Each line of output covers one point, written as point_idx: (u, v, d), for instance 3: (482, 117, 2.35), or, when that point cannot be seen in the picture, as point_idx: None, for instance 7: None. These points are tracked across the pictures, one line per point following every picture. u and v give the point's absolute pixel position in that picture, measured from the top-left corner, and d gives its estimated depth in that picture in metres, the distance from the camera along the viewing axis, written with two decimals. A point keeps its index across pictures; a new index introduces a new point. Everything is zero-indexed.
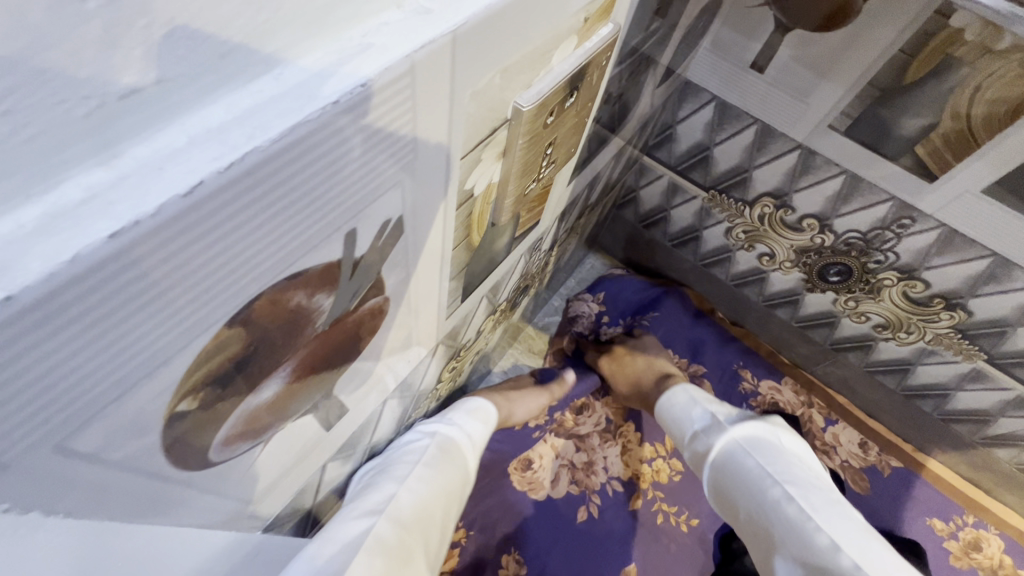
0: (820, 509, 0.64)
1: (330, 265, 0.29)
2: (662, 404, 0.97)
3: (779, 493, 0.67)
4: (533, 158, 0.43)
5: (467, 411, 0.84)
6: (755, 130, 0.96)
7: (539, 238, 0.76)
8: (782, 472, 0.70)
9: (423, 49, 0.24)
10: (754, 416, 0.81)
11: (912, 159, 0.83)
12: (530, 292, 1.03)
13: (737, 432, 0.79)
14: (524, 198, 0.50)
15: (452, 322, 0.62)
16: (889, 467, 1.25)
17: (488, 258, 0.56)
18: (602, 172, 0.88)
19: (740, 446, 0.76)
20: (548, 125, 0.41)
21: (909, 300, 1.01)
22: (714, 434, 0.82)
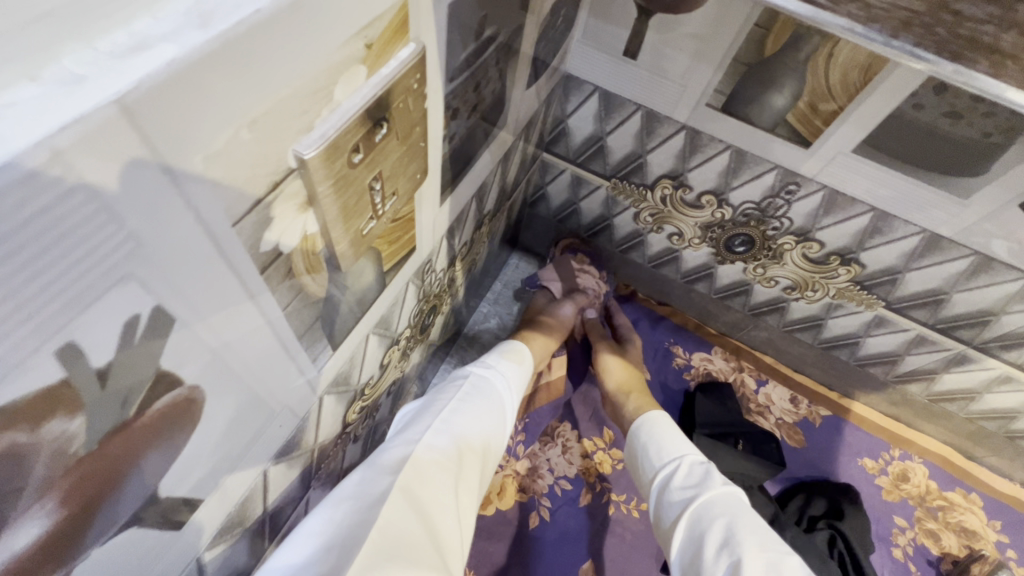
0: None
1: (51, 387, 0.24)
2: (632, 441, 0.99)
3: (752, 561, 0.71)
4: (350, 200, 0.39)
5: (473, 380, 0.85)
6: (640, 115, 0.96)
7: (427, 261, 0.72)
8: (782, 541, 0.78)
9: (66, 131, 0.19)
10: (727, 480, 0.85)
11: (786, 128, 0.84)
12: (443, 311, 1.00)
13: (714, 491, 0.82)
14: (366, 237, 0.46)
15: (331, 372, 0.57)
16: (819, 418, 1.31)
17: (350, 301, 0.51)
18: (490, 180, 0.85)
19: (716, 506, 0.80)
20: (357, 163, 0.37)
21: (809, 260, 1.04)
22: (690, 487, 0.84)
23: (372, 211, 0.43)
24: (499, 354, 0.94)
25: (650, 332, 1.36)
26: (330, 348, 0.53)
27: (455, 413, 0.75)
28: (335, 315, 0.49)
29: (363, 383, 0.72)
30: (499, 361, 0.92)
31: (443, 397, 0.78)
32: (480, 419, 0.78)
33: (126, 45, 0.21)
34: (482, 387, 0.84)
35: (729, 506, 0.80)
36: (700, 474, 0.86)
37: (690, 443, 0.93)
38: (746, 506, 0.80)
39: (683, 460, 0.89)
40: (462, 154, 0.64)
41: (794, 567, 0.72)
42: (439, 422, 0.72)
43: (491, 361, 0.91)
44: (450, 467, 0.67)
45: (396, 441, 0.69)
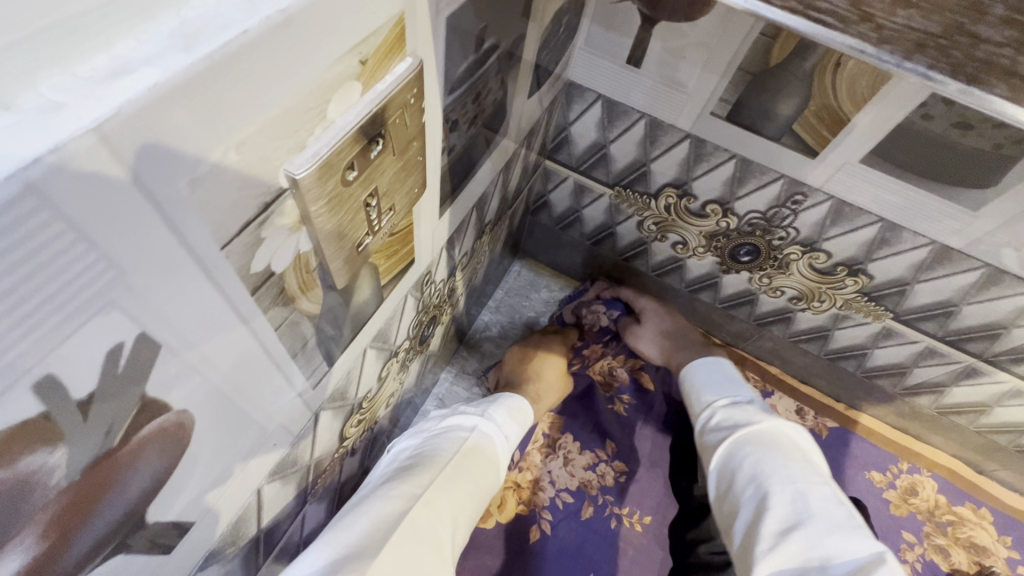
0: (817, 512, 0.68)
1: (28, 422, 0.23)
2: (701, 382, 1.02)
3: (778, 493, 0.71)
4: (345, 218, 0.38)
5: (474, 433, 0.82)
6: (644, 124, 0.95)
7: (426, 273, 0.71)
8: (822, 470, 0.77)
9: (39, 163, 0.18)
10: (767, 421, 0.84)
11: (793, 138, 0.83)
12: (443, 321, 0.99)
13: (750, 432, 0.82)
14: (363, 253, 0.45)
15: (327, 389, 0.56)
16: (826, 429, 1.29)
17: (346, 316, 0.50)
18: (491, 190, 0.84)
19: (749, 444, 0.80)
20: (352, 181, 0.36)
21: (816, 271, 1.02)
22: (730, 427, 0.86)
23: (368, 227, 0.43)
24: (506, 409, 0.91)
25: None
26: (325, 366, 0.52)
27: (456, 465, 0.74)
28: (329, 332, 0.48)
29: (360, 398, 0.71)
30: (502, 417, 0.89)
31: (442, 452, 0.76)
32: (476, 478, 0.76)
33: (106, 70, 0.20)
34: (481, 443, 0.81)
35: (762, 439, 0.80)
36: (739, 416, 0.87)
37: (740, 388, 0.95)
38: (781, 438, 0.80)
39: (723, 405, 0.92)
40: (462, 165, 0.64)
41: (824, 498, 0.70)
42: (430, 479, 0.70)
43: (492, 415, 0.88)
44: (436, 531, 0.66)
45: (388, 494, 0.67)
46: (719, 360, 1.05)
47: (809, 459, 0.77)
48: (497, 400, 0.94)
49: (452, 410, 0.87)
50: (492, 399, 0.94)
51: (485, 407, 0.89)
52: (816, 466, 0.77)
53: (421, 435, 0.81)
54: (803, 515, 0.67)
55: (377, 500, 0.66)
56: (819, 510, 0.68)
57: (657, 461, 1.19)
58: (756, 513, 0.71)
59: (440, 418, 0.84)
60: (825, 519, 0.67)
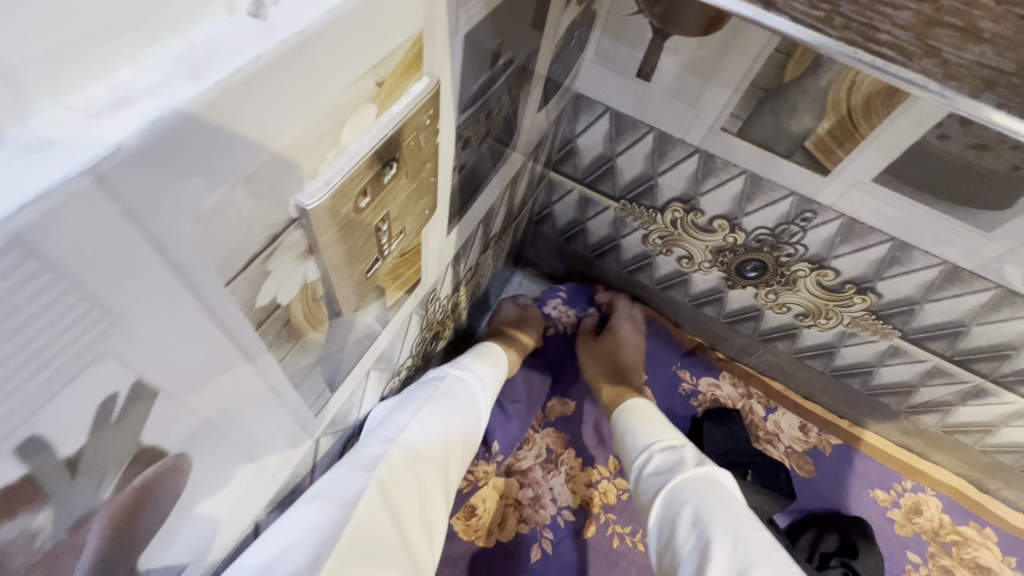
0: (757, 557, 0.67)
1: (12, 486, 0.21)
2: (620, 421, 0.99)
3: (718, 541, 0.70)
4: (355, 244, 0.36)
5: (456, 385, 0.79)
6: (652, 138, 0.93)
7: (431, 291, 0.69)
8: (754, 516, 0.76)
9: (27, 210, 0.16)
10: (699, 466, 0.83)
11: (804, 155, 0.82)
12: (445, 336, 0.97)
13: (687, 478, 0.80)
14: (373, 277, 0.43)
15: (330, 415, 0.54)
16: (829, 446, 1.27)
17: (351, 341, 0.48)
18: (498, 204, 0.82)
19: (688, 491, 0.79)
20: (363, 208, 0.34)
21: (823, 288, 1.01)
22: (664, 474, 0.84)
23: (378, 252, 0.41)
24: (474, 357, 0.90)
25: (657, 356, 1.32)
26: (329, 391, 0.50)
27: (434, 409, 0.72)
28: (334, 359, 0.46)
29: (361, 420, 0.69)
30: (473, 361, 0.88)
31: (419, 398, 0.72)
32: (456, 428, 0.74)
33: (105, 100, 0.18)
34: (463, 397, 0.79)
35: (699, 488, 0.78)
36: (676, 462, 0.85)
37: (671, 429, 0.93)
38: (717, 486, 0.79)
39: (656, 449, 0.88)
40: (471, 181, 0.62)
41: (762, 543, 0.70)
42: (417, 425, 0.67)
43: (473, 370, 0.85)
44: (420, 475, 0.63)
45: (374, 440, 0.63)
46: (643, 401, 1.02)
47: (744, 507, 0.77)
48: (472, 354, 0.91)
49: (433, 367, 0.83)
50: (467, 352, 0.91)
51: (462, 361, 0.86)
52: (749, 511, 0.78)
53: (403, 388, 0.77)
54: (744, 564, 0.67)
55: (363, 444, 0.62)
56: (759, 555, 0.68)
57: None
58: (698, 565, 0.69)
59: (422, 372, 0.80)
60: (767, 566, 0.67)
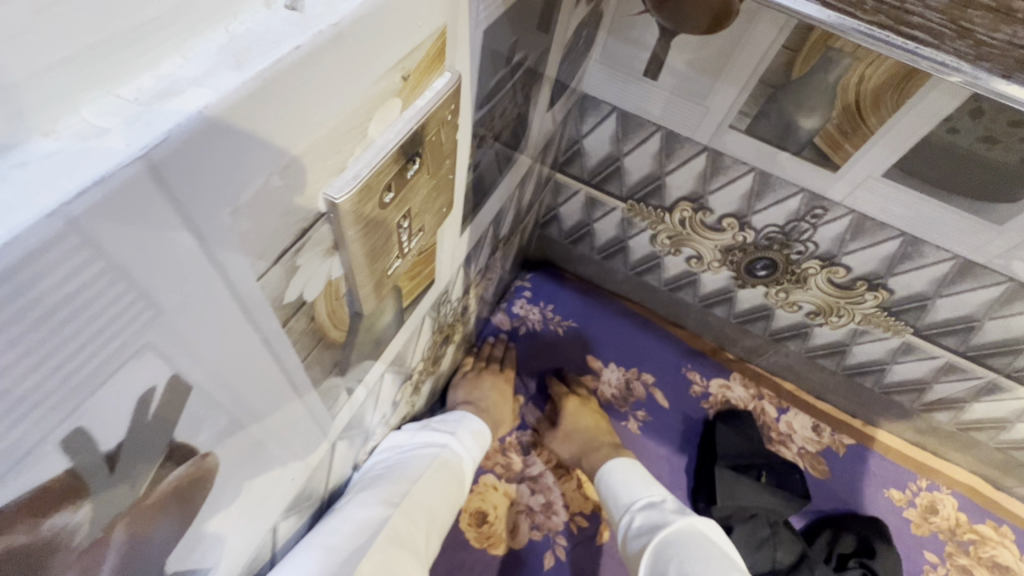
0: None
1: (54, 481, 0.22)
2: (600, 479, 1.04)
3: None
4: (379, 239, 0.36)
5: (444, 448, 0.83)
6: (659, 136, 0.94)
7: (445, 291, 0.69)
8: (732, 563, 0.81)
9: (83, 197, 0.16)
10: (683, 518, 0.88)
11: (813, 151, 0.82)
12: (456, 338, 0.97)
13: (671, 531, 0.86)
14: (395, 274, 0.43)
15: (348, 417, 0.54)
16: (843, 446, 1.27)
17: (370, 339, 0.48)
18: (508, 205, 0.82)
19: (673, 545, 0.83)
20: (388, 203, 0.34)
21: (834, 285, 1.01)
22: (649, 531, 0.88)
23: (400, 248, 0.41)
24: (466, 424, 0.92)
25: (666, 357, 1.32)
26: (348, 390, 0.50)
27: (428, 480, 0.76)
28: (354, 355, 0.46)
29: (374, 428, 0.69)
30: (468, 437, 0.90)
31: (413, 465, 0.77)
32: (439, 488, 0.78)
33: (153, 90, 0.18)
34: (449, 461, 0.83)
35: (677, 542, 0.84)
36: (656, 518, 0.90)
37: (650, 484, 0.99)
38: (694, 536, 0.84)
39: (640, 507, 0.94)
40: (485, 179, 0.62)
41: None
42: (406, 495, 0.72)
43: (461, 435, 0.89)
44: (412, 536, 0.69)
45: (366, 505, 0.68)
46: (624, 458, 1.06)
47: (720, 554, 0.82)
48: (462, 417, 0.94)
49: (425, 427, 0.87)
50: (457, 418, 0.94)
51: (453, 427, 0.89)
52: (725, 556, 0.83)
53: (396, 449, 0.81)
54: None
55: (356, 505, 0.68)
56: None
57: (674, 484, 1.20)
58: None
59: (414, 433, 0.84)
60: None
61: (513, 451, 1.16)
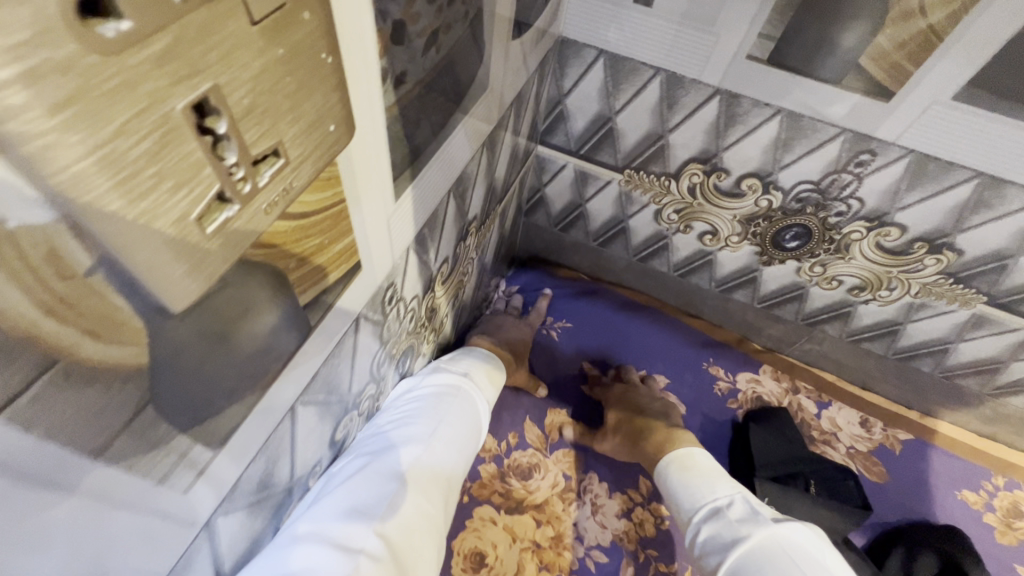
0: None
1: None
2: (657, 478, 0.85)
3: None
4: (125, 142, 0.17)
5: (461, 392, 0.70)
6: (659, 82, 0.75)
7: (387, 287, 0.49)
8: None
9: None
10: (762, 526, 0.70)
11: (857, 77, 0.64)
12: (425, 351, 0.77)
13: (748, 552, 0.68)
14: (237, 241, 0.24)
15: (223, 483, 0.35)
16: (898, 443, 1.07)
17: (224, 359, 0.29)
18: (475, 174, 0.63)
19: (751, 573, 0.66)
20: (120, 48, 0.15)
21: (885, 251, 0.82)
22: (718, 550, 0.71)
23: (222, 185, 0.21)
24: (475, 364, 0.77)
25: (681, 355, 1.13)
26: (203, 450, 0.31)
27: (439, 436, 0.62)
28: (187, 391, 0.27)
29: (302, 476, 0.48)
30: (479, 377, 0.75)
31: (422, 422, 0.63)
32: (461, 434, 0.65)
33: None
34: (467, 404, 0.69)
35: (757, 565, 0.66)
36: (728, 531, 0.71)
37: (719, 481, 0.79)
38: (773, 550, 0.67)
39: (704, 517, 0.75)
40: (425, 118, 0.43)
41: None
42: (423, 451, 0.59)
43: (477, 376, 0.75)
44: (429, 502, 0.56)
45: (379, 464, 0.55)
46: (687, 448, 0.84)
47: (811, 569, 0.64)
48: (475, 356, 0.80)
49: (437, 365, 0.73)
50: (468, 355, 0.80)
51: (467, 367, 0.75)
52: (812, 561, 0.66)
53: (403, 397, 0.67)
54: None
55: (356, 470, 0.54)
56: None
57: None
58: None
59: (425, 374, 0.71)
60: None
61: (513, 476, 0.94)
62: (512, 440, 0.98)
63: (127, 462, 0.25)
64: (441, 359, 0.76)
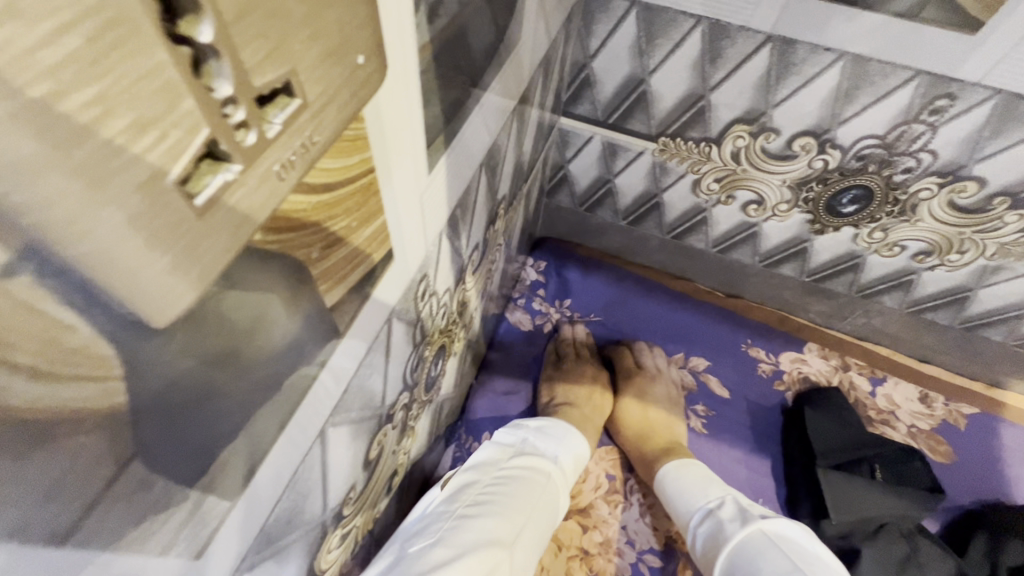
0: None
1: None
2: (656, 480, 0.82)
3: None
4: (20, 26, 0.10)
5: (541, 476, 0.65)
6: (700, 33, 0.67)
7: (420, 281, 0.42)
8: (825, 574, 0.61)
9: None
10: (758, 520, 0.67)
11: (941, 7, 0.55)
12: (457, 350, 0.70)
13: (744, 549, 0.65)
14: (243, 218, 0.17)
15: (242, 538, 0.28)
16: (963, 418, 0.98)
17: (234, 383, 0.22)
18: (505, 147, 0.56)
19: (748, 569, 0.63)
20: None
21: (958, 209, 0.74)
22: (715, 549, 0.68)
23: (210, 130, 0.14)
24: (565, 446, 0.72)
25: (718, 340, 1.04)
26: (218, 501, 0.24)
27: (523, 533, 0.58)
28: (188, 437, 0.20)
29: (337, 506, 0.42)
30: (566, 465, 0.70)
31: (510, 509, 0.58)
32: (538, 533, 0.60)
33: None
34: (553, 497, 0.64)
35: (750, 562, 0.64)
36: (721, 534, 0.68)
37: (709, 483, 0.77)
38: (760, 544, 0.64)
39: (702, 516, 0.72)
40: (459, 72, 0.35)
41: None
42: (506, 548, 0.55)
43: (563, 460, 0.70)
44: None
45: (454, 564, 0.50)
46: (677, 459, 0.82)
47: (803, 560, 0.62)
48: (565, 431, 0.74)
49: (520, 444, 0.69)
50: (561, 431, 0.74)
51: (556, 450, 0.70)
52: (808, 554, 0.63)
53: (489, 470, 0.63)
54: None
55: (438, 556, 0.50)
56: None
57: (760, 490, 0.90)
58: None
59: (507, 454, 0.66)
60: None
61: None
62: None
63: (111, 540, 0.18)
64: (525, 429, 0.72)
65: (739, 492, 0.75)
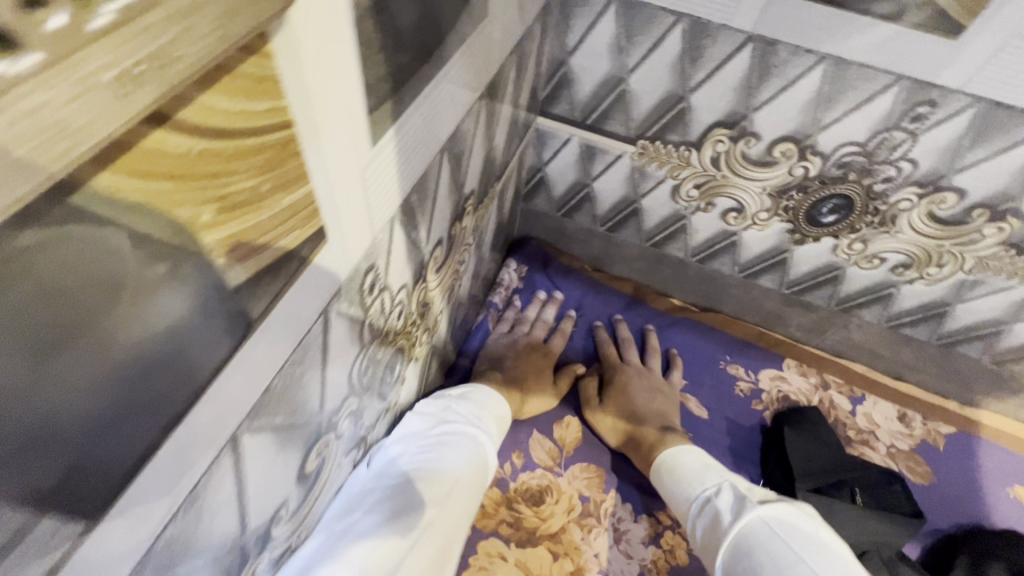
0: None
1: None
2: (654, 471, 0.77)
3: None
4: None
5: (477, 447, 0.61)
6: (681, 31, 0.65)
7: (367, 272, 0.38)
8: (828, 560, 0.56)
9: None
10: (759, 505, 0.63)
11: (924, 9, 0.54)
12: (418, 355, 0.65)
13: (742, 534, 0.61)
14: (58, 132, 0.13)
15: (116, 562, 0.23)
16: (941, 438, 0.96)
17: (84, 366, 0.17)
18: (471, 136, 0.52)
19: (745, 554, 0.59)
20: None
21: (938, 221, 0.72)
22: (713, 537, 0.64)
23: None
24: (488, 408, 0.67)
25: (695, 352, 1.01)
26: (70, 519, 0.19)
27: (455, 496, 0.53)
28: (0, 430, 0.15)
29: (262, 527, 0.37)
30: (489, 424, 0.65)
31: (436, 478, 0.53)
32: (473, 498, 0.56)
33: None
34: (480, 458, 0.60)
35: (746, 548, 0.59)
36: (718, 522, 0.64)
37: (707, 470, 0.72)
38: (760, 532, 0.60)
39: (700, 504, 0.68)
40: (410, 37, 0.32)
41: None
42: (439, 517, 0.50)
43: (487, 424, 0.65)
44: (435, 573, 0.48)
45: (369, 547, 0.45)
46: (674, 449, 0.77)
47: (801, 547, 0.57)
48: (482, 395, 0.69)
49: (440, 412, 0.63)
50: (477, 396, 0.69)
51: (476, 410, 0.65)
52: (807, 540, 0.59)
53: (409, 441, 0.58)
54: None
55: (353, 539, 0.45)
56: None
57: None
58: None
59: (426, 424, 0.60)
60: None
61: (522, 501, 0.80)
62: (517, 461, 0.84)
63: None
64: (445, 396, 0.66)
65: (739, 477, 0.70)
